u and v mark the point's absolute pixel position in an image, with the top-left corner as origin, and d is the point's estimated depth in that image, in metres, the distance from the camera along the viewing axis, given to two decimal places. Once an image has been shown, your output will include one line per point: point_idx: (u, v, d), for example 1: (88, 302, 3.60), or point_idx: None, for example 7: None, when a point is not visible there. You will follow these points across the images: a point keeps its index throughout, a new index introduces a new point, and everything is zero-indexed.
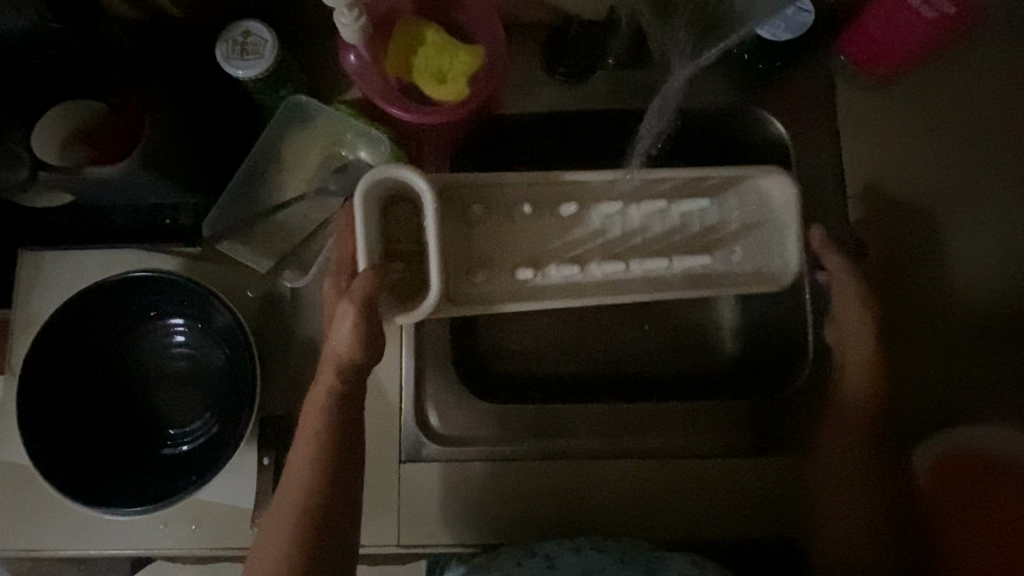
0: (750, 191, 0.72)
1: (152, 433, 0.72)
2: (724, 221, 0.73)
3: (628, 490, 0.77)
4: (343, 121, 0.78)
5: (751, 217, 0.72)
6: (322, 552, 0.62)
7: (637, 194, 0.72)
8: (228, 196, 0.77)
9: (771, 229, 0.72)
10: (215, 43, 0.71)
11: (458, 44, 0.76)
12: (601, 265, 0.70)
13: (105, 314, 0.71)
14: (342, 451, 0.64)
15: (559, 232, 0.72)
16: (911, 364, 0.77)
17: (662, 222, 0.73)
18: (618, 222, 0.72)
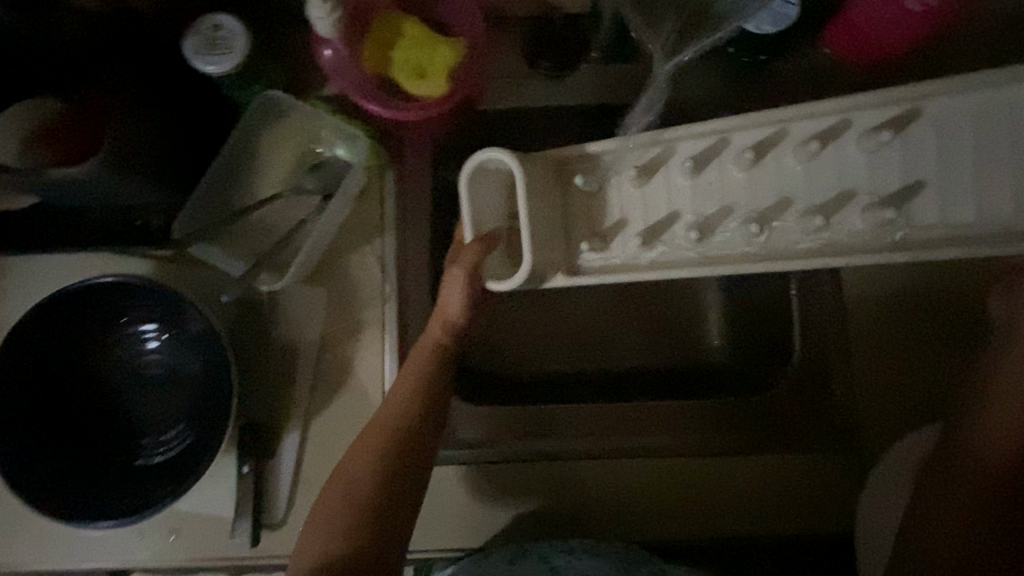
0: (973, 108, 0.50)
1: (128, 440, 0.70)
2: (939, 158, 0.51)
3: (609, 491, 0.78)
4: (320, 117, 0.76)
5: (991, 141, 0.49)
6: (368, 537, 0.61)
7: (803, 134, 0.54)
8: (198, 196, 0.75)
9: (1008, 156, 0.49)
10: (184, 37, 0.68)
11: (438, 37, 0.74)
12: (729, 231, 0.57)
13: (75, 319, 0.67)
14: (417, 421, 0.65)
15: (669, 193, 0.59)
16: (883, 364, 0.79)
17: (850, 168, 0.53)
18: (751, 179, 0.56)
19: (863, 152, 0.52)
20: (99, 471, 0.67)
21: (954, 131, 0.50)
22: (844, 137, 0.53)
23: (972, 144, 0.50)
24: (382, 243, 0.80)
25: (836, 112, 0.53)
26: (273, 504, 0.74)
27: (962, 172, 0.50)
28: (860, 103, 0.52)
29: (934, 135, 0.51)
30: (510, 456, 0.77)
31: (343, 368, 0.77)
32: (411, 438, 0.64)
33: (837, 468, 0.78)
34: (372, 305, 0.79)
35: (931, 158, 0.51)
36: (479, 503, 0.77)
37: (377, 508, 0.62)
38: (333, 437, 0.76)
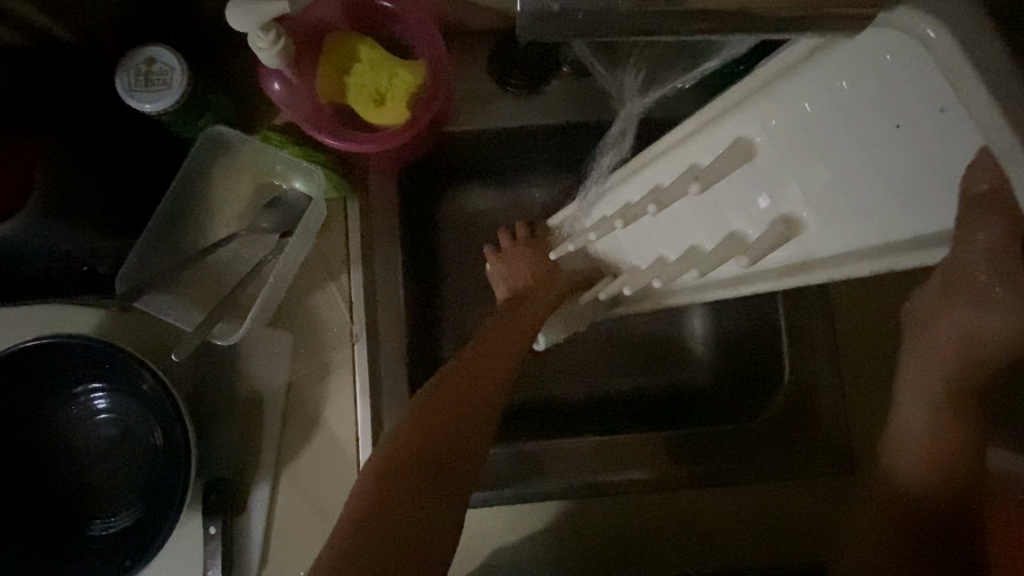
0: (816, 87, 0.32)
1: (83, 511, 0.65)
2: (822, 166, 0.35)
3: (607, 523, 0.75)
4: (273, 151, 0.71)
5: (905, 121, 0.30)
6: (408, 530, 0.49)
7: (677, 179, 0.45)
8: (143, 242, 0.68)
9: (888, 143, 0.31)
10: (116, 74, 0.62)
11: (397, 60, 0.69)
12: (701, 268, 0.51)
13: (15, 384, 0.63)
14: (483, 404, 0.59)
15: (643, 238, 0.56)
16: (861, 389, 0.77)
17: (738, 203, 0.42)
18: (685, 220, 0.48)
19: (739, 189, 0.41)
20: (52, 545, 0.63)
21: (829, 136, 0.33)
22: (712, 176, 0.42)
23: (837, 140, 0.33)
24: (348, 279, 0.75)
25: (711, 138, 0.40)
26: (246, 562, 0.70)
27: (867, 174, 0.33)
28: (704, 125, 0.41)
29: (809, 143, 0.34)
30: (501, 499, 0.74)
31: (313, 415, 0.73)
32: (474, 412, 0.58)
33: (827, 500, 0.76)
34: (339, 346, 0.74)
35: (811, 171, 0.36)
36: (469, 545, 0.74)
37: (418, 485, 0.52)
38: (305, 487, 0.72)
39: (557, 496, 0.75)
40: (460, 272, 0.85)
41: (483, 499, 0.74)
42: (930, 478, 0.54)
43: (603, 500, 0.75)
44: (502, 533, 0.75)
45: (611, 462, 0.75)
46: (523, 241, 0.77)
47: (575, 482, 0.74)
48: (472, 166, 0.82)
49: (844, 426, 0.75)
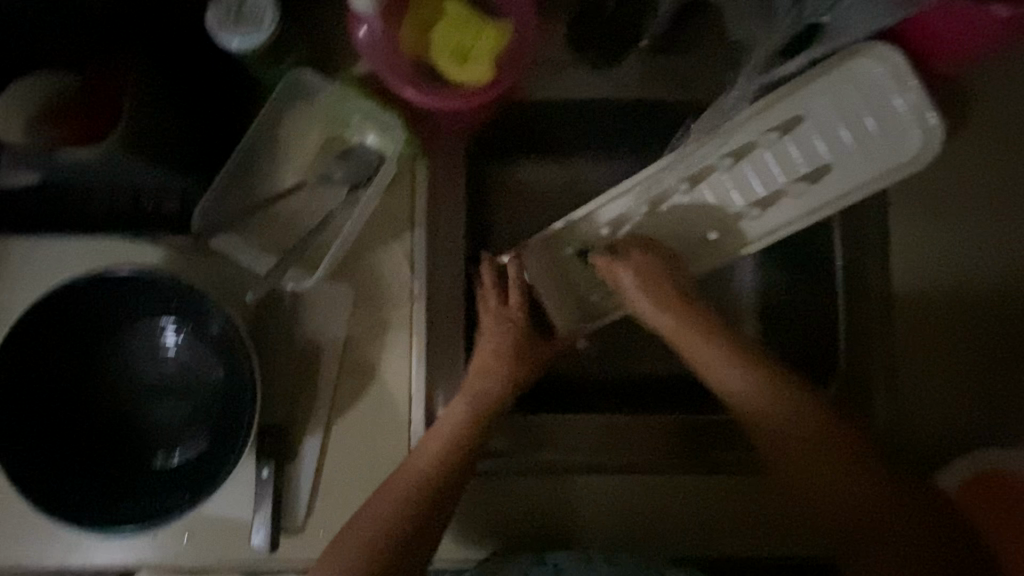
0: (816, 91, 0.58)
1: (142, 443, 0.66)
2: (819, 126, 0.59)
3: (621, 506, 0.73)
4: (354, 100, 0.71)
5: (868, 101, 0.57)
6: (434, 515, 0.64)
7: (729, 142, 0.61)
8: (219, 181, 0.68)
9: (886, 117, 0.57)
10: (205, 8, 0.61)
11: (482, 18, 0.68)
12: (747, 219, 0.64)
13: (84, 312, 0.63)
14: (479, 404, 0.68)
15: (692, 201, 0.66)
16: (931, 382, 0.74)
17: (774, 163, 0.62)
18: (734, 185, 0.64)
19: (772, 156, 0.61)
20: (112, 473, 0.64)
21: (825, 112, 0.59)
22: (759, 149, 0.62)
23: (836, 118, 0.59)
24: (410, 238, 0.75)
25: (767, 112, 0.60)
26: (293, 510, 0.71)
27: (874, 145, 0.58)
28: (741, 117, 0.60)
29: (815, 116, 0.59)
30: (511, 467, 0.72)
31: (367, 371, 0.73)
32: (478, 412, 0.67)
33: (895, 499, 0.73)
34: (399, 304, 0.74)
35: (825, 132, 0.59)
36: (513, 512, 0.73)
37: (444, 481, 0.65)
38: (355, 442, 0.72)
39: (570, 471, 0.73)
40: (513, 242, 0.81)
41: (533, 465, 0.72)
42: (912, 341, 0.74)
43: (609, 476, 0.73)
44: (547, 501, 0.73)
45: (658, 437, 0.72)
46: (549, 253, 0.72)
47: (587, 458, 0.72)
48: (538, 136, 0.81)
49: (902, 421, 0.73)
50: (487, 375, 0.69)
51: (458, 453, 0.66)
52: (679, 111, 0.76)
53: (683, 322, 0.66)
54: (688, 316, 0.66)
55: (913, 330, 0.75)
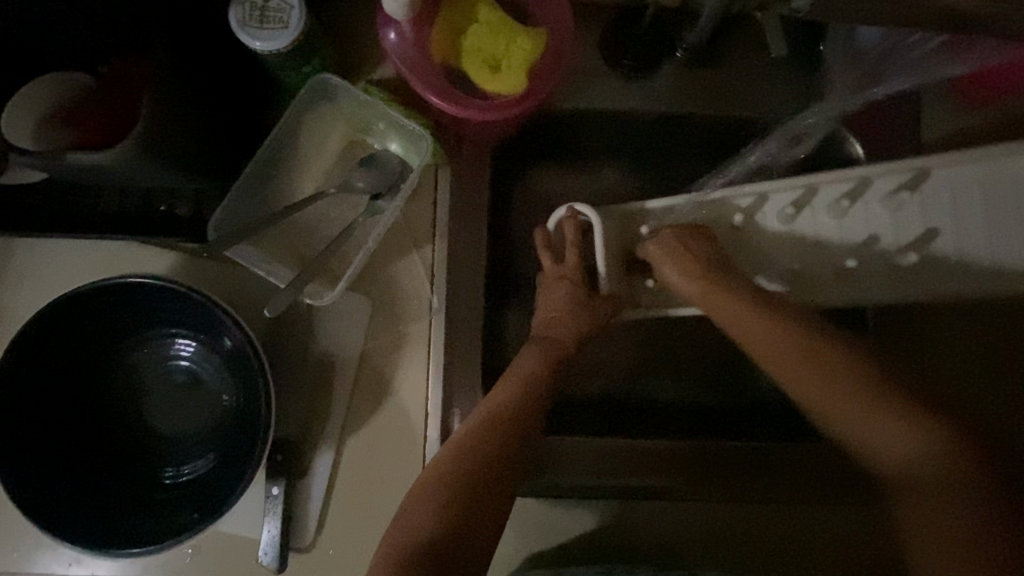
0: (967, 175, 0.62)
1: (152, 456, 0.64)
2: (950, 208, 0.62)
3: (640, 528, 0.72)
4: (378, 107, 0.68)
5: (1019, 204, 0.61)
6: (453, 548, 0.54)
7: (886, 186, 0.64)
8: (238, 188, 0.65)
9: (990, 212, 0.62)
10: (230, 6, 0.58)
11: (517, 25, 0.65)
12: (833, 260, 0.65)
13: (94, 319, 0.60)
14: (524, 412, 0.61)
15: (787, 228, 0.66)
16: None
17: (881, 216, 0.64)
18: (829, 224, 0.65)
19: (887, 207, 0.64)
20: (117, 487, 0.62)
21: (963, 188, 0.62)
22: (873, 189, 0.64)
23: (980, 208, 0.62)
24: (432, 250, 0.73)
25: (909, 165, 0.63)
26: (302, 526, 0.69)
27: (1003, 227, 0.61)
28: (909, 166, 0.63)
29: (949, 188, 0.62)
30: (540, 491, 0.70)
31: (383, 387, 0.71)
32: (516, 417, 0.60)
33: None
34: (417, 318, 0.72)
35: (957, 214, 0.62)
36: (530, 533, 0.72)
37: (478, 503, 0.56)
38: (369, 459, 0.70)
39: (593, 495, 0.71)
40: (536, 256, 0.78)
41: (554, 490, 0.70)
42: None
43: (623, 501, 0.72)
44: (568, 524, 0.72)
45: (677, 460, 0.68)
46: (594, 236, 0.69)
47: (608, 484, 0.68)
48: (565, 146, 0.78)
49: None
50: (529, 387, 0.62)
51: (490, 477, 0.57)
52: (714, 127, 0.73)
53: (716, 296, 0.61)
54: (728, 305, 0.60)
55: None
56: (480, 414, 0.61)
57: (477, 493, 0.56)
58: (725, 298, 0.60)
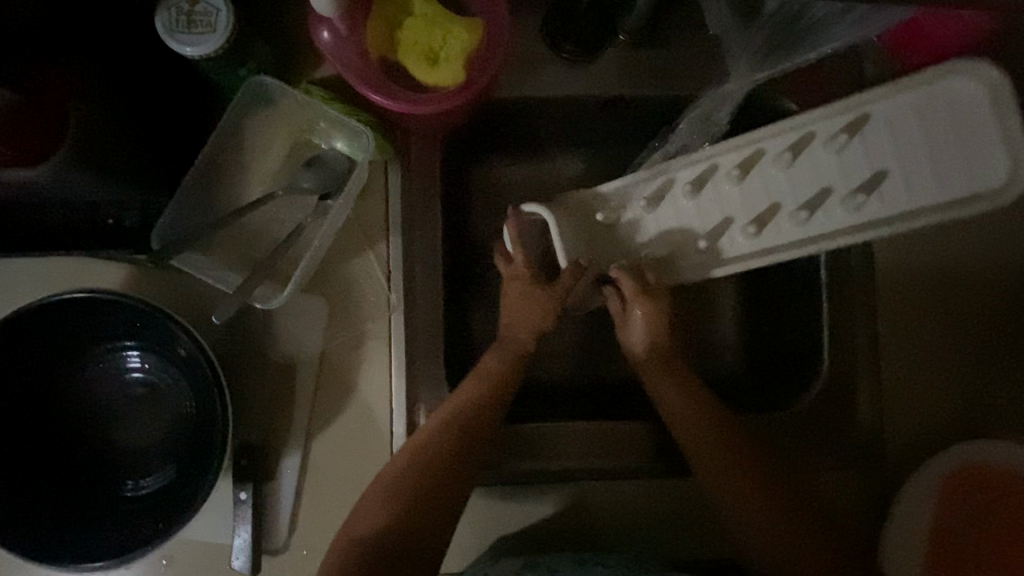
0: (909, 106, 0.58)
1: (115, 468, 0.64)
2: (896, 146, 0.58)
3: (597, 509, 0.73)
4: (318, 106, 0.67)
5: (967, 132, 0.56)
6: (407, 536, 0.60)
7: (828, 131, 0.60)
8: (182, 196, 0.65)
9: (940, 140, 0.57)
10: (156, 11, 0.57)
11: (451, 15, 0.65)
12: (785, 220, 0.62)
13: (42, 338, 0.60)
14: (479, 418, 0.63)
15: (734, 190, 0.64)
16: (919, 401, 0.74)
17: (829, 163, 0.60)
18: (778, 180, 0.62)
19: (832, 153, 0.60)
20: (82, 501, 0.62)
21: (906, 124, 0.58)
22: (818, 139, 0.61)
23: (926, 141, 0.57)
24: (386, 247, 0.72)
25: (847, 107, 0.59)
26: (273, 528, 0.69)
27: (953, 156, 0.56)
28: (847, 107, 0.59)
29: (894, 127, 0.58)
30: (500, 479, 0.71)
31: (345, 387, 0.71)
32: (471, 422, 0.63)
33: (865, 499, 0.73)
34: (375, 316, 0.72)
35: (903, 151, 0.58)
36: (500, 519, 0.72)
37: (425, 511, 0.61)
38: (336, 459, 0.70)
39: (551, 480, 0.72)
40: (493, 247, 0.79)
41: (520, 477, 0.71)
42: (903, 357, 0.75)
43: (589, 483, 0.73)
44: (537, 507, 0.73)
45: (637, 439, 0.71)
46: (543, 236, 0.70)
47: (570, 467, 0.70)
48: (515, 134, 0.77)
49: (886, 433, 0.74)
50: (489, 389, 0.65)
51: (438, 481, 0.61)
52: (659, 107, 0.74)
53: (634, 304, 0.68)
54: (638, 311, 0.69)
55: (904, 349, 0.75)
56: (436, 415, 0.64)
57: (427, 497, 0.61)
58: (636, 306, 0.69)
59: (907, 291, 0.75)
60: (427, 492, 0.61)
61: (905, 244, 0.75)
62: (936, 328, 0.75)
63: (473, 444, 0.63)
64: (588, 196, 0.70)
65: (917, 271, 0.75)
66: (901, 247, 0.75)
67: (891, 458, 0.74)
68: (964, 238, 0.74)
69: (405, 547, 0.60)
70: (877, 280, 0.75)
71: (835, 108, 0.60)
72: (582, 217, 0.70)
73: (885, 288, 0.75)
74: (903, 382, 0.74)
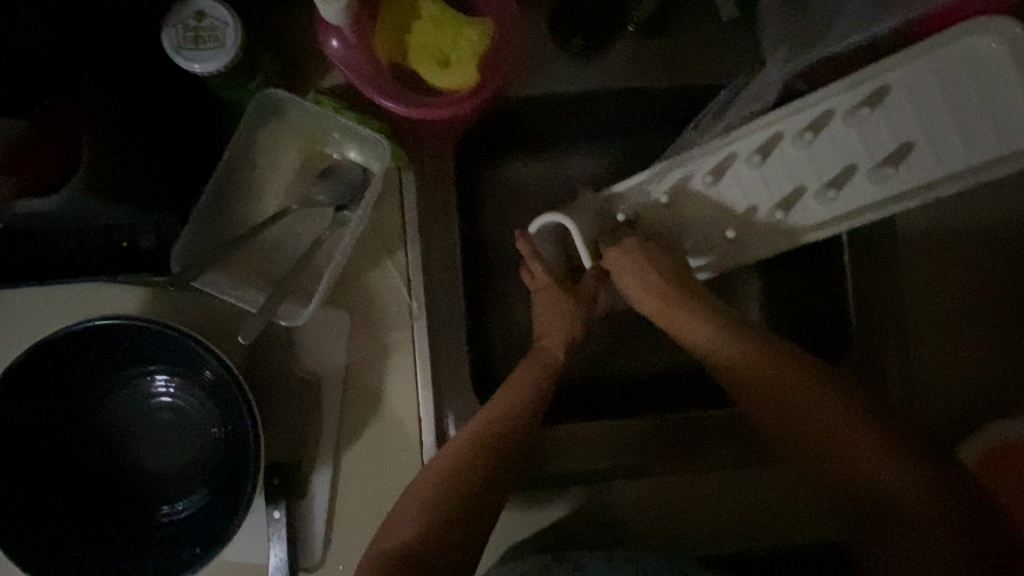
0: (929, 72, 0.55)
1: (148, 494, 0.63)
2: (920, 114, 0.56)
3: (626, 500, 0.73)
4: (328, 115, 0.66)
5: (996, 89, 0.53)
6: (441, 541, 0.59)
7: (845, 107, 0.58)
8: (197, 216, 0.64)
9: (966, 103, 0.54)
10: (161, 30, 0.56)
11: (460, 15, 0.63)
12: (812, 200, 0.63)
13: (67, 367, 0.59)
14: (512, 425, 0.63)
15: (756, 172, 0.63)
16: (951, 381, 0.73)
17: (851, 140, 0.59)
18: (800, 161, 0.62)
19: (853, 128, 0.59)
20: (118, 529, 0.62)
21: (927, 90, 0.55)
22: (836, 116, 0.59)
23: (952, 104, 0.55)
24: (404, 254, 0.71)
25: (861, 82, 0.57)
26: (307, 544, 0.68)
27: (981, 119, 0.54)
28: (862, 81, 0.57)
29: (914, 95, 0.56)
30: (532, 481, 0.70)
31: (371, 397, 0.70)
32: (500, 427, 0.62)
33: None
34: (398, 324, 0.71)
35: (928, 120, 0.56)
36: (533, 521, 0.72)
37: (460, 515, 0.60)
38: (365, 473, 0.70)
39: (577, 479, 0.71)
40: (510, 248, 0.78)
41: (552, 477, 0.71)
42: (932, 335, 0.74)
43: (621, 479, 0.72)
44: (570, 506, 0.72)
45: (674, 436, 0.70)
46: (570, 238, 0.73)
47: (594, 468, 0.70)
48: (528, 131, 0.76)
49: (920, 415, 0.73)
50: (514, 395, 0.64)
51: (470, 487, 0.61)
52: (672, 97, 0.73)
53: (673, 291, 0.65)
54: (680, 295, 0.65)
55: (932, 327, 0.74)
56: (472, 419, 0.64)
57: (457, 502, 0.60)
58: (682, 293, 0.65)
59: (932, 268, 0.74)
60: (459, 496, 0.60)
61: (926, 222, 0.74)
62: (963, 302, 0.74)
63: (510, 443, 0.62)
64: (611, 199, 0.71)
65: (941, 249, 0.74)
66: (923, 226, 0.74)
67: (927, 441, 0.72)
68: (984, 212, 0.74)
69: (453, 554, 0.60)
70: (903, 259, 0.74)
71: (849, 84, 0.57)
72: (603, 221, 0.71)
73: (911, 267, 0.74)
74: (933, 361, 0.73)
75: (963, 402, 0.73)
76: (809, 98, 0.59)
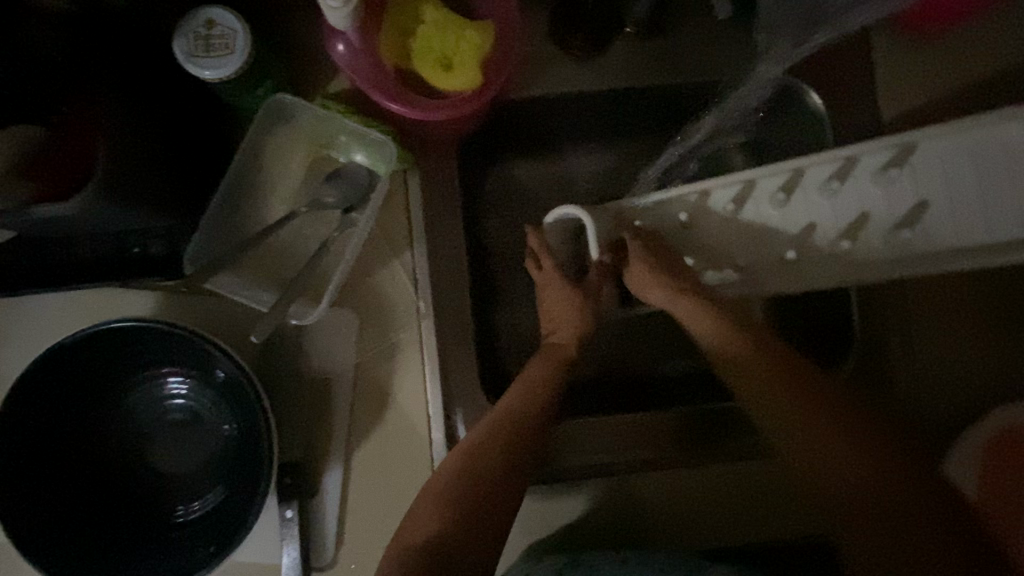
0: (969, 143, 0.58)
1: (161, 494, 0.64)
2: (947, 184, 0.59)
3: (637, 496, 0.73)
4: (335, 119, 0.68)
5: None
6: (458, 541, 0.58)
7: (873, 164, 0.61)
8: (210, 222, 0.65)
9: (988, 184, 0.58)
10: (173, 38, 0.58)
11: (462, 19, 0.65)
12: (823, 241, 0.64)
13: (81, 369, 0.60)
14: (528, 424, 0.64)
15: (773, 210, 0.65)
16: (958, 373, 0.73)
17: (874, 196, 0.61)
18: (819, 206, 0.63)
19: (878, 186, 0.61)
20: (132, 529, 0.62)
21: (956, 167, 0.59)
22: (863, 165, 0.62)
23: (974, 172, 0.58)
24: (411, 255, 0.72)
25: (896, 138, 0.60)
26: (319, 542, 0.69)
27: (992, 210, 0.58)
28: (896, 146, 0.60)
29: (941, 158, 0.59)
30: (546, 477, 0.71)
31: (381, 396, 0.71)
32: (517, 424, 0.63)
33: None
34: (406, 324, 0.72)
35: (950, 191, 0.59)
36: (549, 519, 0.72)
37: (475, 510, 0.60)
38: (375, 470, 0.70)
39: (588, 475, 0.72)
40: (514, 248, 0.79)
41: (564, 473, 0.71)
42: (936, 327, 0.74)
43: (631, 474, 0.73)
44: (584, 503, 0.73)
45: (687, 432, 0.70)
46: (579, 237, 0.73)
47: (603, 464, 0.70)
48: (530, 133, 0.77)
49: (928, 407, 0.73)
50: (532, 394, 0.65)
51: (487, 484, 0.61)
52: (672, 96, 0.74)
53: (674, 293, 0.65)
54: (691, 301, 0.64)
55: (938, 319, 0.74)
56: (489, 414, 0.65)
57: (472, 499, 0.60)
58: (688, 296, 0.64)
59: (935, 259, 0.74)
60: (474, 493, 0.60)
61: None
62: (967, 294, 0.74)
63: (524, 438, 0.63)
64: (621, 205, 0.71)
65: None
66: None
67: (933, 432, 0.72)
68: None
69: (460, 554, 0.58)
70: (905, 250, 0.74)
71: (888, 147, 0.60)
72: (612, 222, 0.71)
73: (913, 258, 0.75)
74: (939, 352, 0.73)
75: (970, 393, 0.73)
76: (840, 149, 0.61)
